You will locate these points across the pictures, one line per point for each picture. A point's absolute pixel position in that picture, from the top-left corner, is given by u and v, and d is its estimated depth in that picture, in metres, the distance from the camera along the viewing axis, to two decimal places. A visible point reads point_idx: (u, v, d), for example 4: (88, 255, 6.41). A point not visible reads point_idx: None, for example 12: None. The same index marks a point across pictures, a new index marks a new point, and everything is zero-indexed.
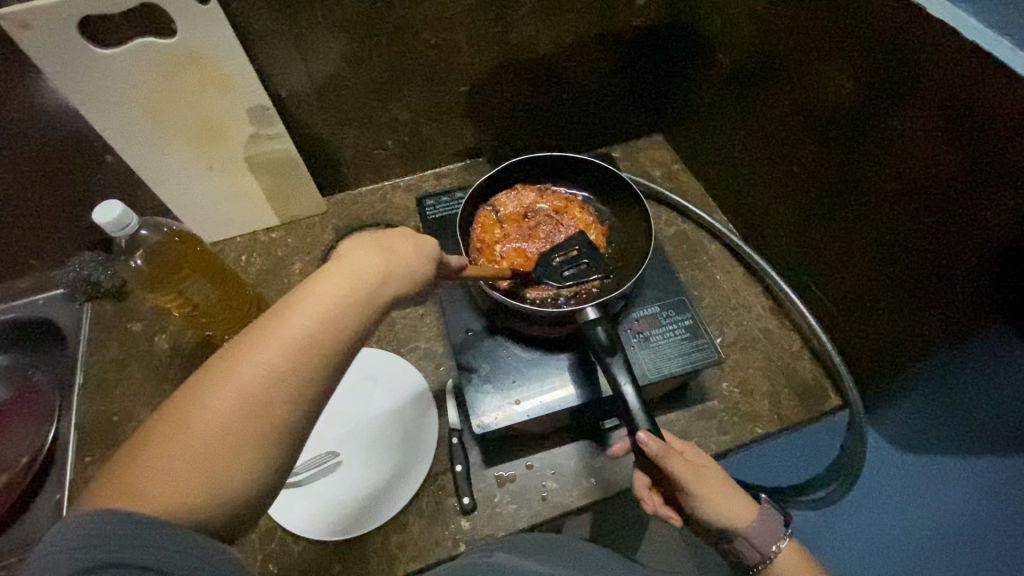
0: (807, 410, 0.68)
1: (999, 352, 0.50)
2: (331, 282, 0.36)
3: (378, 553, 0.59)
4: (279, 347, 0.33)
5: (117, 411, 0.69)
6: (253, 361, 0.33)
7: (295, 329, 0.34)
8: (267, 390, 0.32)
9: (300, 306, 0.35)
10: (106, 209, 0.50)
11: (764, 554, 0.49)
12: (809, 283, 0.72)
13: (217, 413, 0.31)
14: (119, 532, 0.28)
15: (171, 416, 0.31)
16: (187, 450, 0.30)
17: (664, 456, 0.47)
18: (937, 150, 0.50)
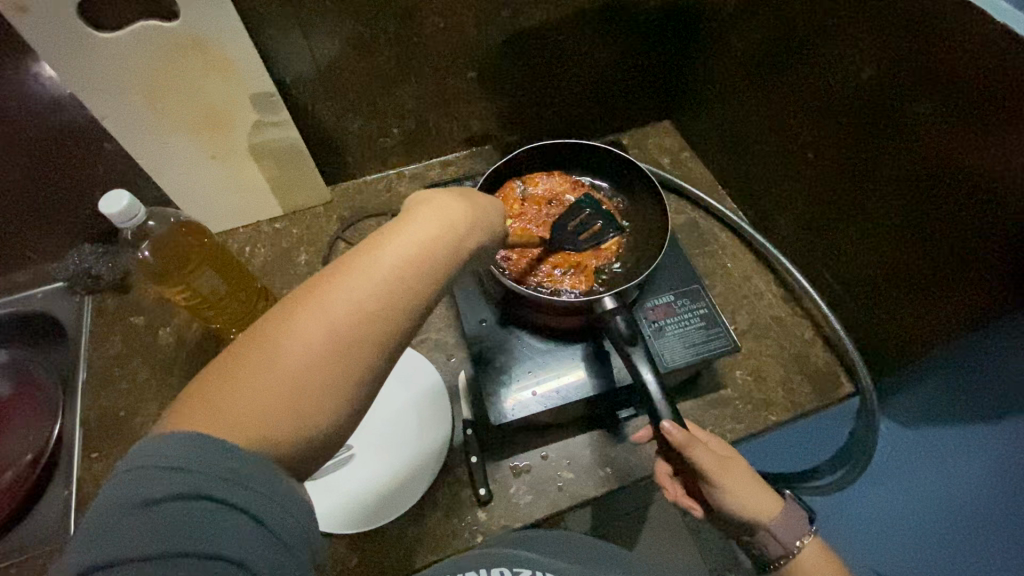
0: (820, 397, 0.68)
1: (1005, 343, 0.49)
2: (382, 270, 0.34)
3: (395, 545, 0.59)
4: (359, 295, 0.33)
5: (123, 406, 0.68)
6: (334, 310, 0.32)
7: (375, 279, 0.34)
8: (343, 338, 0.32)
9: (381, 257, 0.35)
10: (113, 199, 0.49)
11: (788, 548, 0.49)
12: (821, 270, 0.72)
13: (293, 359, 0.31)
14: (202, 464, 0.28)
15: (255, 352, 0.31)
16: (263, 392, 0.31)
17: (689, 446, 0.47)
18: (960, 135, 0.49)
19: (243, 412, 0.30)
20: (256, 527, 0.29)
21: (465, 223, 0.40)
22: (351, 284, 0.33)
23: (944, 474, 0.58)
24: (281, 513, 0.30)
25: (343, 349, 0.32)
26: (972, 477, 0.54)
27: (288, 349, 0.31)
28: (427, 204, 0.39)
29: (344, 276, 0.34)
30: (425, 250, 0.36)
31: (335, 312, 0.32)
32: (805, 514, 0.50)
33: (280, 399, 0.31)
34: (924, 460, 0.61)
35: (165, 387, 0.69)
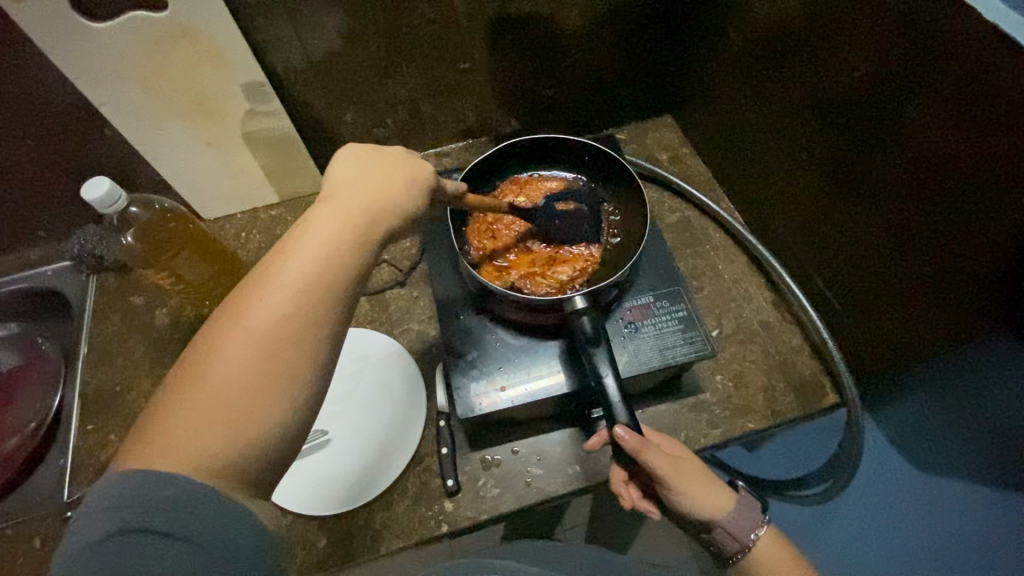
0: (802, 406, 0.66)
1: (1003, 356, 0.47)
2: (309, 254, 0.35)
3: (361, 530, 0.60)
4: (287, 281, 0.34)
5: (118, 381, 0.71)
6: (271, 297, 0.33)
7: (300, 263, 0.35)
8: (286, 320, 0.33)
9: (305, 242, 0.36)
10: (94, 185, 0.51)
11: (742, 543, 0.49)
12: (813, 274, 0.69)
13: (237, 351, 0.32)
14: (140, 493, 0.28)
15: (201, 355, 0.32)
16: (215, 391, 0.31)
17: (641, 450, 0.46)
18: (951, 141, 0.47)
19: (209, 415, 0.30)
20: (200, 548, 0.29)
21: (378, 198, 0.40)
22: (285, 274, 0.34)
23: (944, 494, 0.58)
24: (227, 531, 0.29)
25: (283, 329, 0.33)
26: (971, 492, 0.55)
27: (235, 339, 0.32)
28: (333, 188, 0.40)
29: (270, 269, 0.34)
30: (342, 229, 0.37)
31: (273, 299, 0.33)
32: (757, 504, 0.50)
33: (236, 392, 0.31)
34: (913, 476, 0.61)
35: (157, 365, 0.72)
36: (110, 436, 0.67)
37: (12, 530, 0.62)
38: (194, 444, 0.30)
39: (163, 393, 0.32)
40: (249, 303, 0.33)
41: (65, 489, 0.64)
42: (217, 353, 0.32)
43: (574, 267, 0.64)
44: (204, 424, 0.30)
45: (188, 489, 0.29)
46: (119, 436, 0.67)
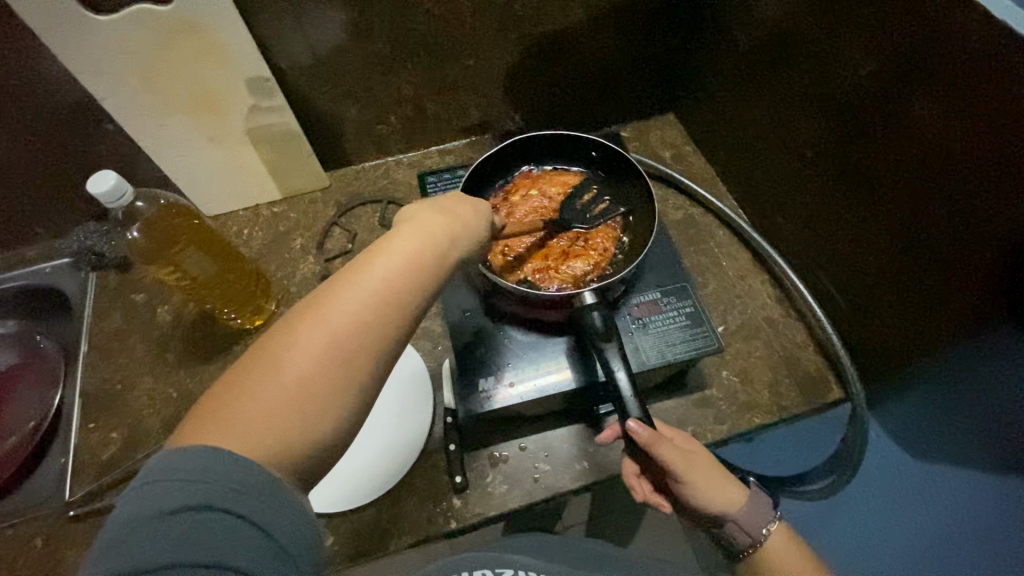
0: (808, 401, 0.66)
1: (1010, 351, 0.48)
2: (382, 274, 0.38)
3: (370, 527, 0.60)
4: (361, 292, 0.36)
5: (119, 379, 0.70)
6: (345, 305, 0.36)
7: (377, 278, 0.37)
8: (356, 330, 0.36)
9: (382, 257, 0.38)
10: (101, 180, 0.50)
11: (754, 538, 0.50)
12: (817, 271, 0.70)
13: (308, 352, 0.34)
14: (209, 474, 0.30)
15: (274, 350, 0.35)
16: (285, 385, 0.34)
17: (653, 444, 0.47)
18: (955, 138, 0.48)
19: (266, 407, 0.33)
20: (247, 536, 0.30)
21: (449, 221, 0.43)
22: (358, 289, 0.37)
23: (945, 490, 0.59)
24: (276, 521, 0.31)
25: (355, 339, 0.35)
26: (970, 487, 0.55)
27: (307, 338, 0.35)
28: (416, 212, 0.43)
29: (347, 277, 0.37)
30: (415, 256, 0.39)
31: (347, 308, 0.36)
32: (769, 501, 0.51)
33: (303, 389, 0.34)
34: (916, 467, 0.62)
35: (160, 363, 0.71)
36: (113, 435, 0.67)
37: (13, 530, 0.61)
38: (257, 433, 0.32)
39: (236, 373, 0.34)
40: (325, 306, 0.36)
41: (67, 488, 0.64)
42: (289, 351, 0.34)
43: (592, 258, 0.64)
44: (271, 417, 0.33)
45: (257, 474, 0.31)
46: (122, 435, 0.67)
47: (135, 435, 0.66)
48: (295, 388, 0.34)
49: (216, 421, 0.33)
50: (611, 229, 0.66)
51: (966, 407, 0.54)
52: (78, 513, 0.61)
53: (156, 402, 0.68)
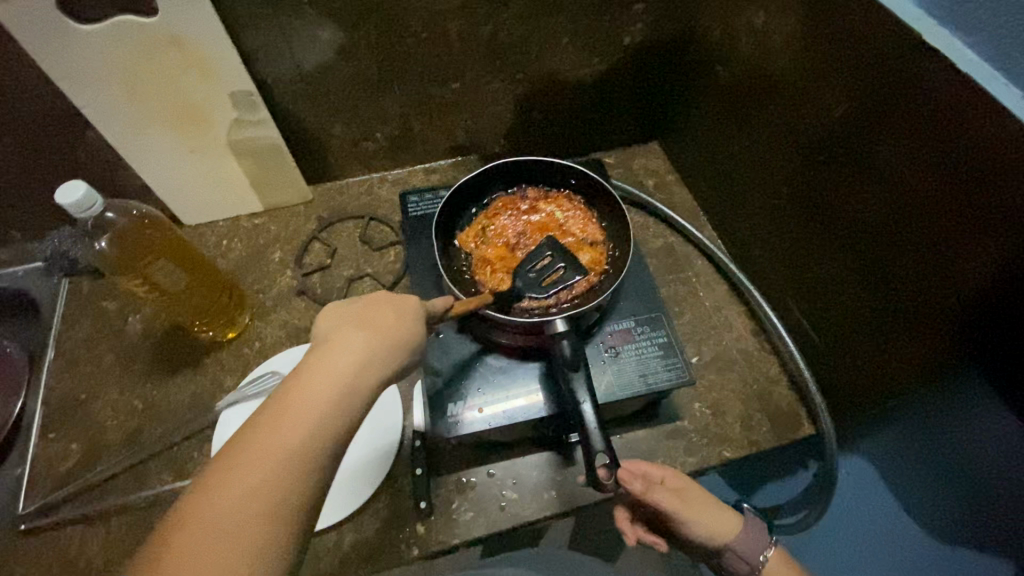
0: (779, 436, 0.66)
1: (985, 397, 0.48)
2: (300, 413, 0.35)
3: (329, 551, 0.59)
4: (297, 415, 0.35)
5: (84, 388, 0.69)
6: (312, 396, 0.36)
7: (309, 399, 0.36)
8: (288, 458, 0.33)
9: (346, 347, 0.39)
10: (70, 189, 0.50)
11: (753, 564, 0.52)
12: (792, 307, 0.70)
13: (248, 481, 0.32)
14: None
15: (197, 502, 0.32)
16: (225, 525, 0.31)
17: (648, 493, 0.49)
18: (924, 183, 0.48)
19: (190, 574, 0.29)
20: None
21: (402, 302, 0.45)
22: (277, 430, 0.34)
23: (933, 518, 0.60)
24: None
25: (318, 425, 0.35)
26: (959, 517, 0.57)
27: (275, 430, 0.34)
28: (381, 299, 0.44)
29: (280, 402, 0.36)
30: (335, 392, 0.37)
31: (281, 434, 0.34)
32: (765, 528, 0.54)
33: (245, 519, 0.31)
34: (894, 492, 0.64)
35: (126, 374, 0.70)
36: (72, 446, 0.65)
37: None
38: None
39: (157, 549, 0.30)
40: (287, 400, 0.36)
41: (20, 500, 0.62)
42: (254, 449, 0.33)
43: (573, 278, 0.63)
44: (236, 522, 0.31)
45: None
46: (82, 447, 0.65)
47: (96, 447, 0.65)
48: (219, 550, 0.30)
49: (177, 536, 0.31)
50: (598, 254, 0.65)
51: (939, 443, 0.55)
52: (29, 527, 0.60)
53: (119, 414, 0.67)
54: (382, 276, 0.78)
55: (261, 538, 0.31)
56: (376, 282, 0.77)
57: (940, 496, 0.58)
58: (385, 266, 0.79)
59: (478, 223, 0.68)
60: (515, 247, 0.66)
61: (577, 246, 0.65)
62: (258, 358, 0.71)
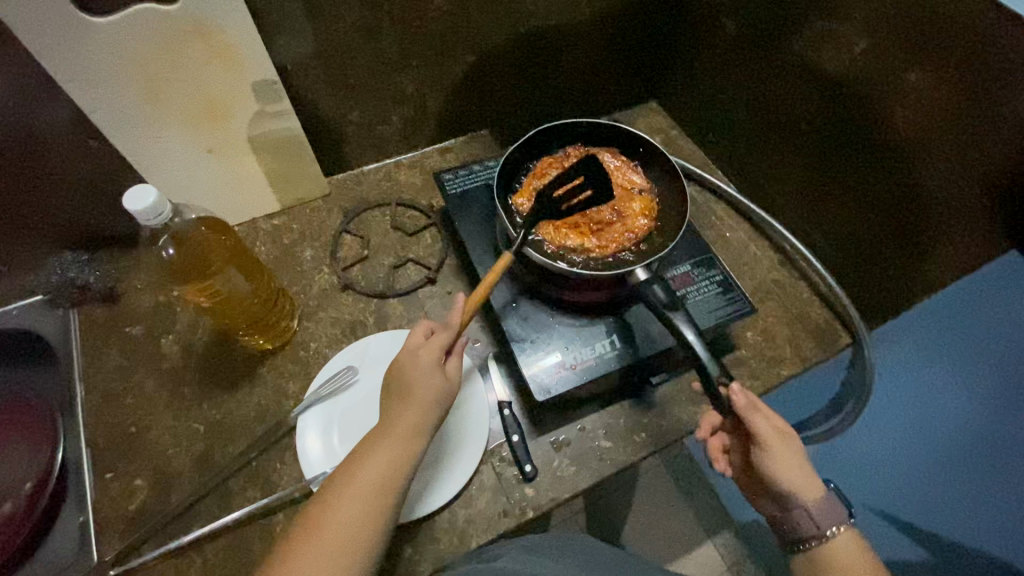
0: (824, 349, 0.73)
1: None
2: (389, 445, 0.50)
3: (447, 530, 0.59)
4: (387, 446, 0.49)
5: (132, 421, 0.64)
6: (366, 473, 0.48)
7: (391, 439, 0.50)
8: (380, 481, 0.48)
9: (385, 430, 0.50)
10: (138, 194, 0.46)
11: (821, 532, 0.54)
12: (814, 234, 0.77)
13: (351, 497, 0.47)
14: None
15: (322, 509, 0.47)
16: (339, 523, 0.46)
17: (747, 409, 0.54)
18: (954, 101, 0.54)
19: (324, 551, 0.45)
20: None
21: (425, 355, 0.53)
22: (373, 459, 0.49)
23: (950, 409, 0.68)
24: None
25: (379, 487, 0.48)
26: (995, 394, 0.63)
27: (372, 463, 0.49)
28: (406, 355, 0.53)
29: (376, 441, 0.50)
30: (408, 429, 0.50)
31: (376, 463, 0.49)
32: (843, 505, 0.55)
33: (355, 521, 0.46)
34: (928, 392, 0.70)
35: (176, 398, 0.65)
36: (136, 482, 0.60)
37: None
38: (323, 555, 0.45)
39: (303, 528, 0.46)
40: (350, 476, 0.48)
41: (92, 549, 0.57)
42: (333, 507, 0.47)
43: (633, 227, 0.65)
44: (348, 522, 0.46)
45: None
46: (148, 481, 0.60)
47: (164, 478, 0.61)
48: (340, 539, 0.45)
49: (314, 531, 0.46)
50: (649, 201, 0.67)
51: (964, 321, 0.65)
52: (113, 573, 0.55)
53: (181, 440, 0.63)
54: (425, 259, 0.77)
55: (364, 537, 0.46)
56: (420, 265, 0.76)
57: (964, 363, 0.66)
58: (426, 249, 0.77)
59: (529, 184, 0.68)
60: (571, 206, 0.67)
61: (628, 196, 0.68)
62: (319, 358, 0.68)
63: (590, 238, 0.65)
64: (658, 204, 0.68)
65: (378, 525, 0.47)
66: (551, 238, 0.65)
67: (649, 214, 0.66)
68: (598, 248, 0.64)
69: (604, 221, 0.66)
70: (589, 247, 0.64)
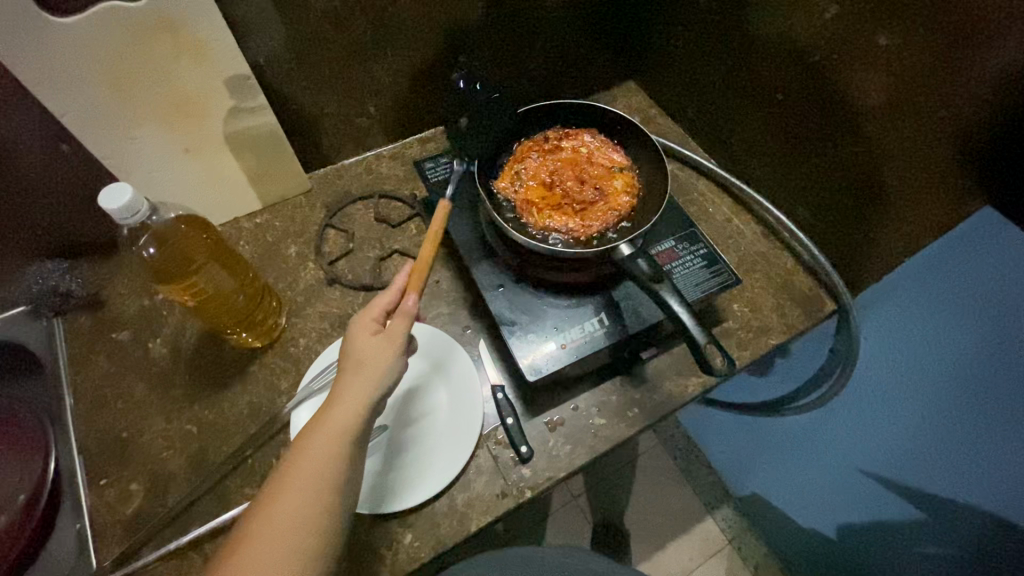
0: (809, 317, 0.74)
1: None
2: (327, 433, 0.46)
3: (447, 515, 0.59)
4: (325, 435, 0.46)
5: (123, 427, 0.63)
6: (304, 466, 0.45)
7: (332, 426, 0.47)
8: (320, 472, 0.45)
9: (326, 420, 0.47)
10: (114, 193, 0.45)
11: None
12: (796, 203, 0.77)
13: (290, 492, 0.45)
14: None
15: (264, 509, 0.45)
16: (278, 521, 0.44)
17: None
18: (924, 62, 0.54)
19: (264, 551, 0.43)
20: None
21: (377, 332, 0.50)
22: (311, 450, 0.46)
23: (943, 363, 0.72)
24: None
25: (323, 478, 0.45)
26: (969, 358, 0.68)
27: (309, 452, 0.46)
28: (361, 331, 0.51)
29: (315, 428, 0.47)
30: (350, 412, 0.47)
31: (313, 454, 0.46)
32: None
33: (296, 517, 0.44)
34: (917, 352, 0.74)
35: (168, 401, 0.65)
36: (132, 487, 0.60)
37: None
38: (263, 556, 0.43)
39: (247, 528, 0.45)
40: (298, 459, 0.46)
41: (90, 556, 0.57)
42: (273, 505, 0.44)
43: (616, 204, 0.66)
44: (287, 520, 0.44)
45: None
46: (144, 485, 0.60)
47: (160, 482, 0.60)
48: (280, 536, 0.43)
49: (254, 532, 0.44)
50: (630, 178, 0.68)
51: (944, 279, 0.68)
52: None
53: (175, 442, 0.62)
54: (411, 249, 0.77)
55: (306, 532, 0.44)
56: (407, 256, 0.76)
57: (947, 321, 0.70)
58: (412, 239, 0.77)
59: (511, 168, 0.69)
60: (552, 187, 0.67)
61: (609, 174, 0.68)
62: (309, 354, 0.68)
63: (572, 217, 0.65)
64: (639, 181, 0.68)
65: (324, 518, 0.45)
66: (534, 219, 0.65)
67: (631, 191, 0.67)
68: (581, 226, 0.64)
69: (587, 200, 0.66)
70: (572, 226, 0.64)
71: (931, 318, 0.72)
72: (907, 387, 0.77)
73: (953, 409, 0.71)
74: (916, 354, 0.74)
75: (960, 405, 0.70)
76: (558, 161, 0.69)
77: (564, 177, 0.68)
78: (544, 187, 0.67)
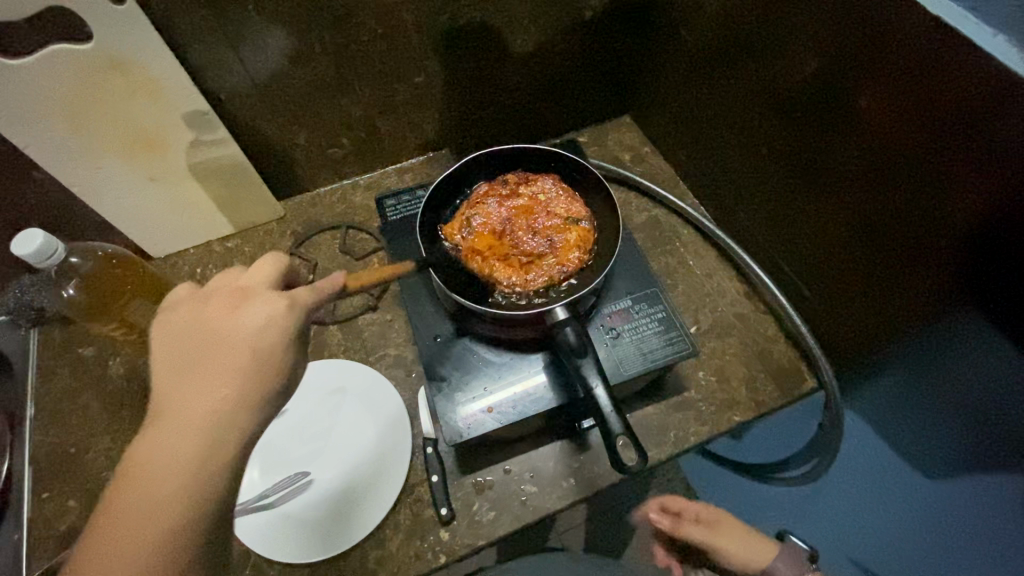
0: (784, 394, 0.67)
1: (987, 330, 0.48)
2: (226, 363, 0.43)
3: (357, 570, 0.58)
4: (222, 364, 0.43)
5: (73, 442, 0.66)
6: (201, 397, 0.42)
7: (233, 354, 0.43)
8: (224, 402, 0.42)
9: (227, 345, 0.43)
10: (26, 238, 0.46)
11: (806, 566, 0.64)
12: (781, 264, 0.70)
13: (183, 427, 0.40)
14: None
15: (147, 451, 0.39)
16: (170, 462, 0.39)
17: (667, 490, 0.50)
18: (903, 130, 0.48)
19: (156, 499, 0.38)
20: None
21: (236, 328, 0.44)
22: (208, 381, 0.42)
23: (938, 464, 0.61)
24: None
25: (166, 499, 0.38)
26: (965, 479, 0.59)
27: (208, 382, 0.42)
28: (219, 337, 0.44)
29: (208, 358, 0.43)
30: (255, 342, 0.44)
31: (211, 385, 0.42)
32: (803, 554, 0.65)
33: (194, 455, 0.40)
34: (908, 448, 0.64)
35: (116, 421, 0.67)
36: (69, 502, 0.63)
37: None
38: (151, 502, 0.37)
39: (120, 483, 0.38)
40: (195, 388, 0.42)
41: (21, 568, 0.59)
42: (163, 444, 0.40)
43: (565, 260, 0.62)
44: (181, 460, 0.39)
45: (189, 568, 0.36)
46: (80, 502, 0.62)
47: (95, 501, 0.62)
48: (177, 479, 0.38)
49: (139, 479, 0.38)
50: (586, 231, 0.63)
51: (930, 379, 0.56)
52: None
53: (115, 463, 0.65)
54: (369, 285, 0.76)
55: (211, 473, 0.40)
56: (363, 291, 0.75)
57: (936, 429, 0.58)
58: None
59: (461, 213, 0.66)
60: (501, 236, 0.64)
61: (563, 226, 0.64)
62: None
63: (515, 271, 0.61)
64: (595, 235, 0.63)
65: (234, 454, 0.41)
66: (476, 271, 0.62)
67: (584, 246, 0.62)
68: (522, 282, 0.61)
69: (534, 253, 0.62)
70: (512, 281, 0.61)
71: (917, 419, 0.60)
72: (898, 485, 0.68)
73: (956, 519, 0.63)
74: (907, 452, 0.64)
75: (959, 516, 0.62)
76: (512, 208, 0.65)
77: (514, 226, 0.64)
78: (492, 235, 0.64)
